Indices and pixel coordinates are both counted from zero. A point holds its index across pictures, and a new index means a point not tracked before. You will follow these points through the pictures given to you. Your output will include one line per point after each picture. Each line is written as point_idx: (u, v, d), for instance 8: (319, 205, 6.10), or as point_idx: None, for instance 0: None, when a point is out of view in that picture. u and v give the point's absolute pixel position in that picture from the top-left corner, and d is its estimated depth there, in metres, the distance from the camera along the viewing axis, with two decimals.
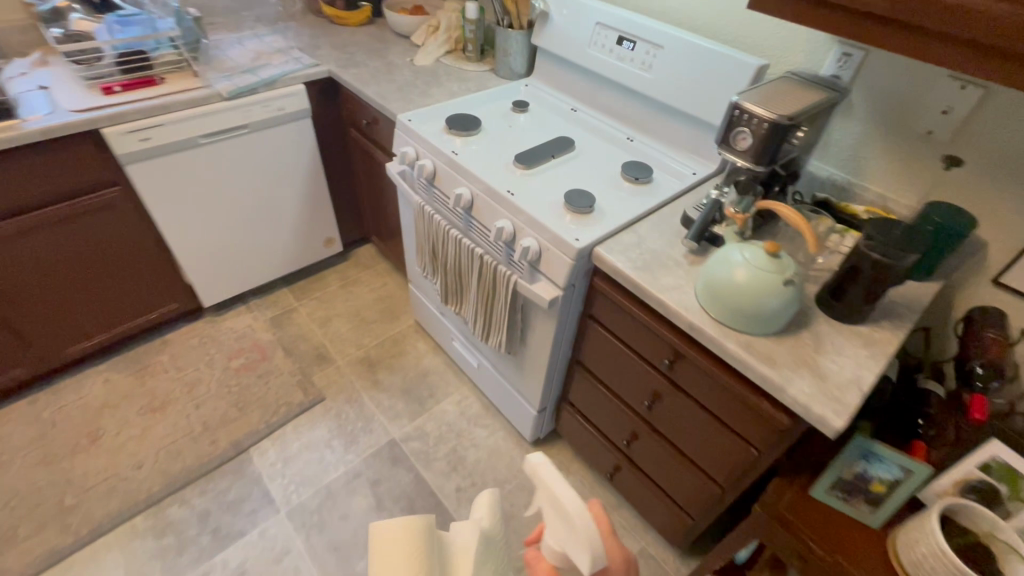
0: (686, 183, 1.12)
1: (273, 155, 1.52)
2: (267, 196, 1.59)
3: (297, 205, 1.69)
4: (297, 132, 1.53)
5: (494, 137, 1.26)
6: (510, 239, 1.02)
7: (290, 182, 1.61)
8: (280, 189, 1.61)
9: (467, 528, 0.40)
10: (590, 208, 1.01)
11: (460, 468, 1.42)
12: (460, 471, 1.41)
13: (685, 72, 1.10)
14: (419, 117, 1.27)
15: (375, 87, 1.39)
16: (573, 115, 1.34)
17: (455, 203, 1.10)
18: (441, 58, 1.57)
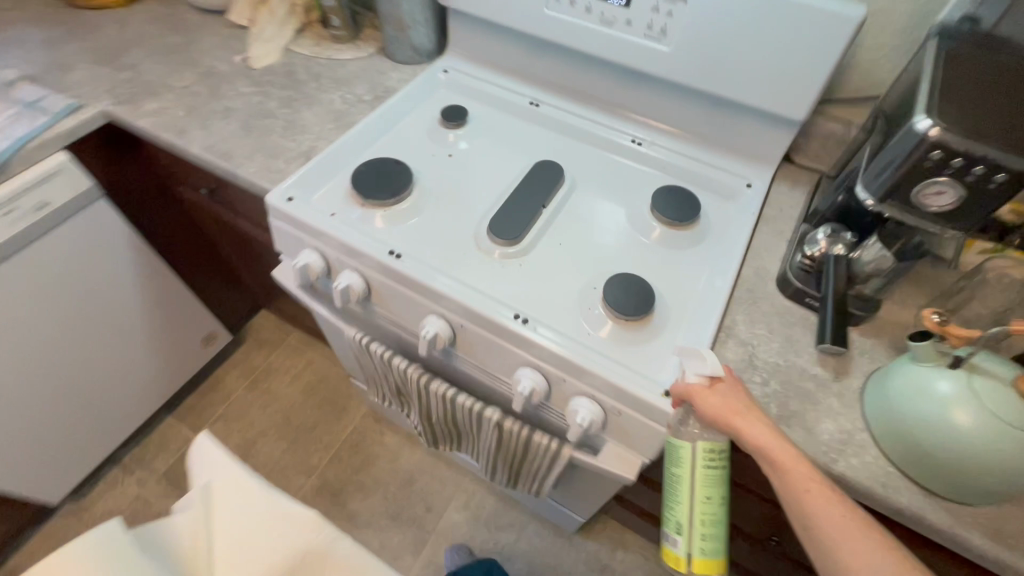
0: (749, 211, 0.76)
1: (68, 277, 0.93)
2: (83, 330, 1.00)
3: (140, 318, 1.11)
4: (91, 226, 0.92)
5: (439, 191, 0.79)
6: (543, 398, 0.63)
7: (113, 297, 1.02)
8: (103, 313, 1.02)
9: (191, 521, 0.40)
10: (650, 311, 0.64)
11: None
12: None
13: (728, 40, 0.69)
14: (306, 186, 0.75)
15: (202, 134, 0.81)
16: (537, 117, 0.88)
17: (426, 347, 0.66)
18: (292, 45, 0.98)
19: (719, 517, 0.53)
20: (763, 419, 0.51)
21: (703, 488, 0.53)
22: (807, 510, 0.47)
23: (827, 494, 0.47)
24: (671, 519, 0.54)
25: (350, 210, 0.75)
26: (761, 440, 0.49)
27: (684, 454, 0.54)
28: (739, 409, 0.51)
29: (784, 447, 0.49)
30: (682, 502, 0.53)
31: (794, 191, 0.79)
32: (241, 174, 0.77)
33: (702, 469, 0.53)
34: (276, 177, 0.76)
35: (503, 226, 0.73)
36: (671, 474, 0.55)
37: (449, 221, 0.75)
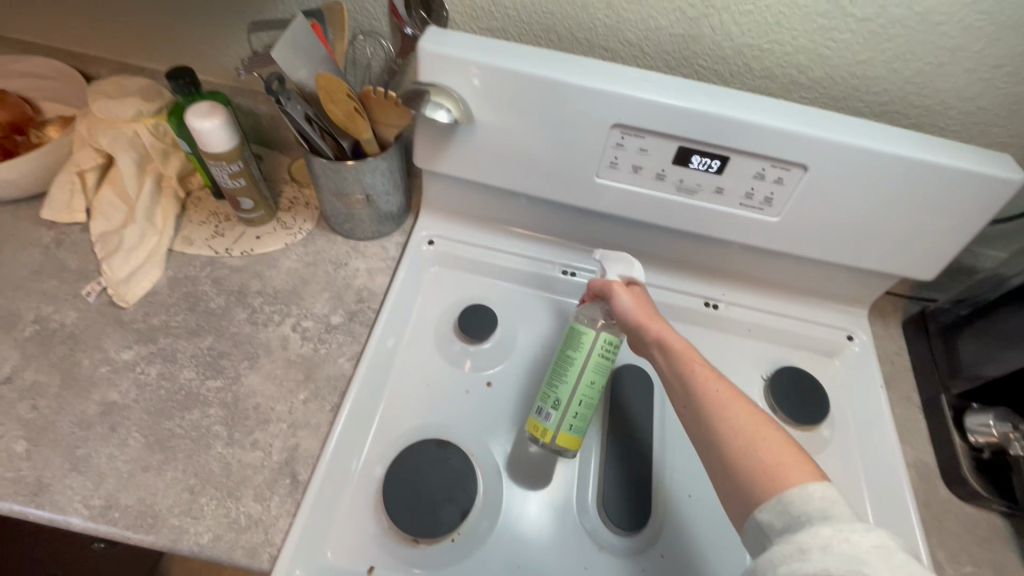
0: (871, 377, 0.63)
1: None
2: None
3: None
4: None
5: (509, 466, 0.54)
6: None
7: None
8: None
9: None
10: None
11: None
12: None
13: (854, 210, 0.53)
14: (310, 542, 0.47)
15: (83, 484, 0.47)
16: (580, 290, 0.67)
17: None
18: (177, 242, 0.63)
19: (594, 402, 0.52)
20: (662, 317, 0.51)
21: (591, 373, 0.51)
22: (688, 388, 0.44)
23: (711, 377, 0.44)
24: (551, 393, 0.52)
25: (395, 557, 0.48)
26: (653, 333, 0.49)
27: (586, 339, 0.52)
28: (646, 307, 0.52)
29: (676, 339, 0.48)
30: (568, 382, 0.51)
31: (890, 329, 0.69)
32: (186, 551, 0.45)
33: (597, 356, 0.52)
34: (256, 538, 0.46)
35: (627, 509, 0.51)
36: (566, 354, 0.53)
37: (541, 518, 0.52)
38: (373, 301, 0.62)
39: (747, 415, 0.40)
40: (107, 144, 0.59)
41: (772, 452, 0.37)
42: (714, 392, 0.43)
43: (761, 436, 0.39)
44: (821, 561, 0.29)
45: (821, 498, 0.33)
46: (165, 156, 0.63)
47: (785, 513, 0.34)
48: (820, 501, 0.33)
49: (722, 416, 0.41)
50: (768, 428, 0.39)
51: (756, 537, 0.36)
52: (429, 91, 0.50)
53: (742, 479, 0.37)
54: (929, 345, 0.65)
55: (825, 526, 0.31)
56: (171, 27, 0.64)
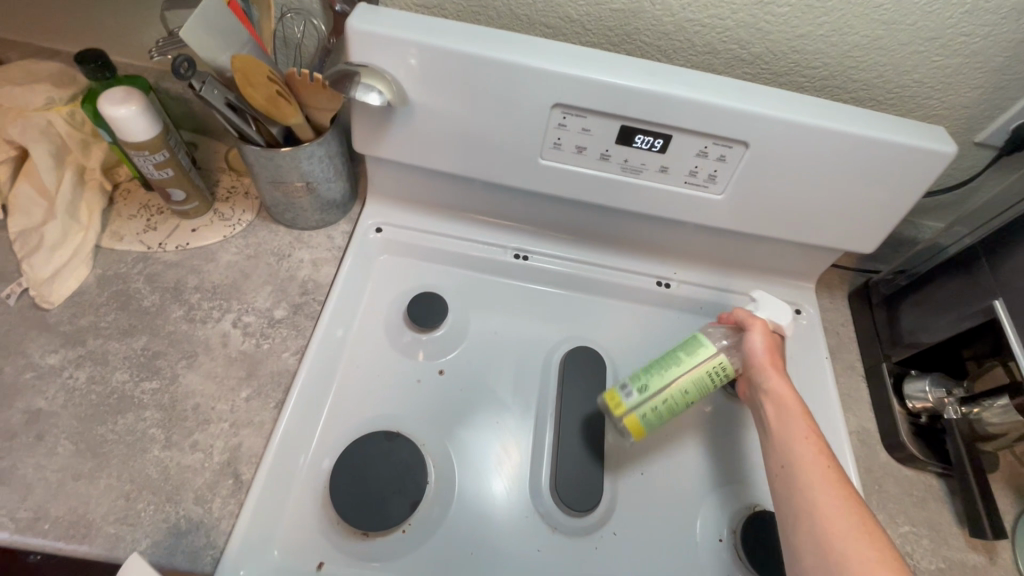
0: (816, 349, 0.65)
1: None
2: None
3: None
4: None
5: (464, 453, 0.54)
6: None
7: None
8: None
9: None
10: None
11: None
12: None
13: (794, 188, 0.54)
14: (256, 541, 0.46)
15: (8, 497, 0.45)
16: (534, 273, 0.66)
17: None
18: (105, 239, 0.59)
19: (674, 408, 0.52)
20: (787, 375, 0.51)
21: (691, 381, 0.51)
22: (795, 455, 0.45)
23: (822, 453, 0.45)
24: (645, 377, 0.52)
25: (346, 553, 0.47)
26: (774, 384, 0.51)
27: (704, 351, 0.52)
28: (775, 356, 0.53)
29: (797, 404, 0.49)
30: (665, 376, 0.51)
31: (836, 301, 0.71)
32: (123, 559, 0.44)
33: (706, 373, 0.51)
34: (197, 541, 0.45)
35: (580, 490, 0.52)
36: (677, 353, 0.52)
37: (496, 504, 0.52)
38: (318, 292, 0.60)
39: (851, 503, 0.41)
40: (18, 136, 0.55)
41: (867, 547, 0.38)
42: (824, 469, 0.43)
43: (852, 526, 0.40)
44: None
45: None
46: (86, 147, 0.59)
47: None
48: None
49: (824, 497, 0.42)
50: (868, 518, 0.40)
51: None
52: (360, 73, 0.47)
53: (818, 555, 0.39)
54: (872, 315, 0.67)
55: None
56: (83, 5, 0.60)
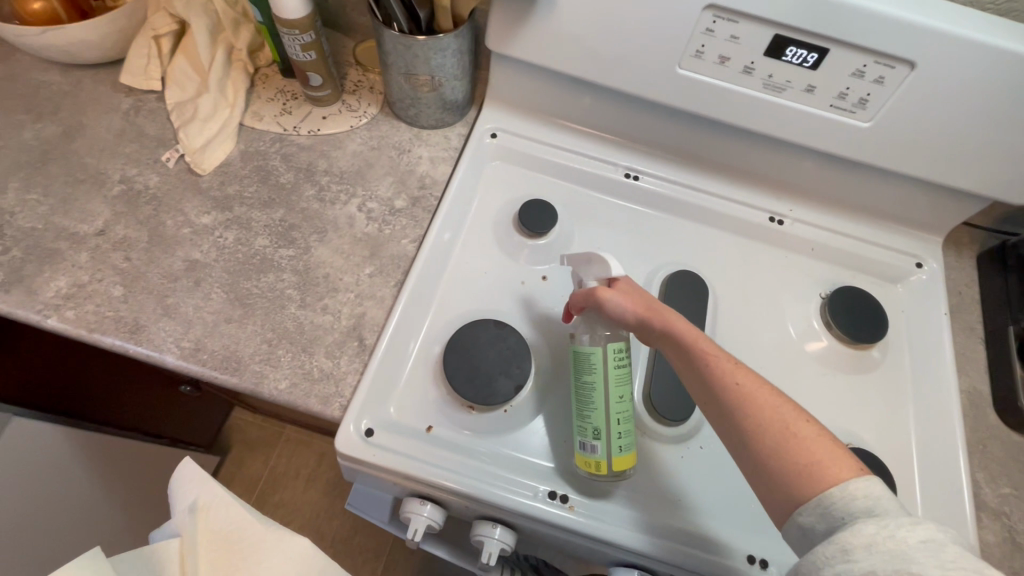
0: (934, 305, 0.62)
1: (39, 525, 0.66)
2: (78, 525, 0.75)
3: (116, 495, 0.83)
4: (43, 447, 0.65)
5: (560, 353, 0.57)
6: None
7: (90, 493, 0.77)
8: (82, 548, 0.76)
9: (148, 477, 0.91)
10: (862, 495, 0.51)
11: None
12: None
13: (951, 121, 0.50)
14: (377, 398, 0.51)
15: (174, 327, 0.51)
16: (642, 194, 0.66)
17: None
18: (247, 117, 0.64)
19: (630, 415, 0.49)
20: (670, 309, 0.48)
21: (617, 389, 0.48)
22: (712, 391, 0.42)
23: (737, 373, 0.41)
24: (586, 425, 0.48)
25: (453, 421, 0.51)
26: (665, 325, 0.46)
27: (596, 361, 0.48)
28: (642, 301, 0.49)
29: (690, 330, 0.46)
30: (598, 409, 0.48)
31: (962, 261, 0.66)
32: (267, 394, 0.50)
33: (614, 368, 0.48)
34: (328, 390, 0.50)
35: (672, 402, 0.53)
36: (581, 382, 0.49)
37: None
38: (435, 189, 0.62)
39: (785, 407, 0.39)
40: (181, 8, 0.61)
41: (808, 452, 0.36)
42: (742, 390, 0.40)
43: (797, 434, 0.37)
44: (871, 560, 0.30)
45: (865, 496, 0.33)
46: (237, 27, 0.64)
47: (826, 514, 0.34)
48: (865, 502, 0.33)
49: (756, 417, 0.39)
50: (789, 413, 0.38)
51: (798, 536, 0.35)
52: None
53: (774, 486, 0.37)
54: (1003, 278, 0.62)
55: (868, 523, 0.31)
56: None
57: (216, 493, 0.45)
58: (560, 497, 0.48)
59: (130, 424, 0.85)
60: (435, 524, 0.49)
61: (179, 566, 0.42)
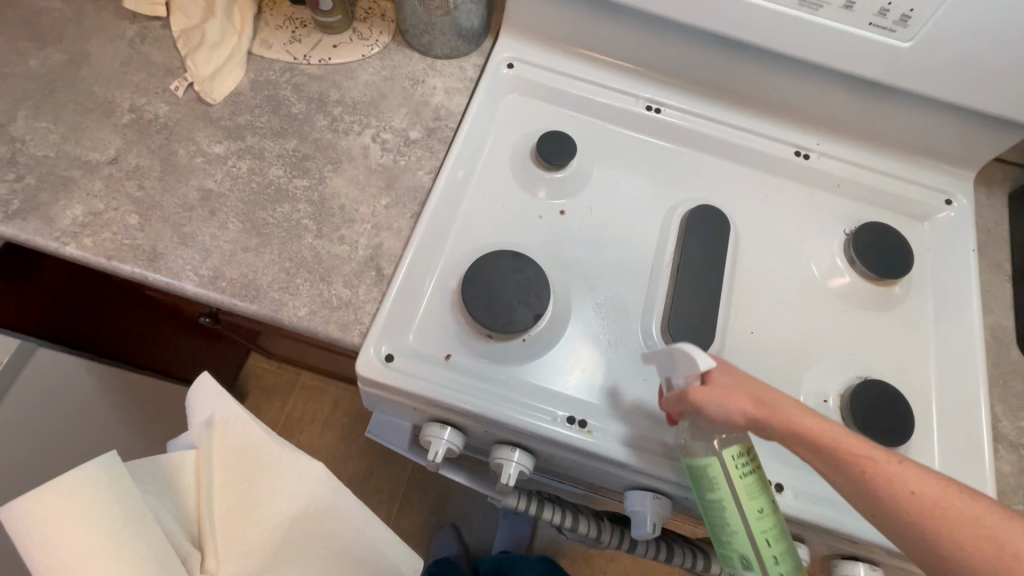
0: (963, 242, 0.60)
1: (65, 450, 0.70)
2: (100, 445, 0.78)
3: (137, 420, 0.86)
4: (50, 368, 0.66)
5: (579, 287, 0.56)
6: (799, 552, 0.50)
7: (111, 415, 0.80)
8: None
9: (167, 405, 0.94)
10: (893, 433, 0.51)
11: None
12: None
13: (1000, 39, 0.47)
14: (396, 326, 0.51)
15: (192, 255, 0.51)
16: (664, 128, 0.63)
17: (648, 529, 0.49)
18: (255, 46, 0.62)
19: (778, 525, 0.41)
20: (784, 400, 0.39)
21: (752, 503, 0.40)
22: (876, 502, 0.36)
23: (897, 469, 0.36)
24: (730, 553, 0.41)
25: (472, 350, 0.51)
26: (788, 426, 0.39)
27: (717, 476, 0.41)
28: (746, 396, 0.40)
29: (813, 423, 0.39)
30: (738, 531, 0.41)
31: (994, 198, 0.64)
32: (287, 320, 0.50)
33: (741, 479, 0.41)
34: (347, 317, 0.50)
35: (691, 334, 0.53)
36: (706, 502, 0.42)
37: (607, 333, 0.54)
38: (450, 120, 0.61)
39: (988, 510, 0.34)
40: None
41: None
42: (914, 497, 0.35)
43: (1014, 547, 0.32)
44: None
45: None
46: None
47: None
48: None
49: (946, 530, 0.34)
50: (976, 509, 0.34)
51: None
52: None
53: None
54: None
55: None
56: None
57: (234, 411, 0.46)
58: (579, 423, 0.49)
59: (146, 364, 0.87)
60: (452, 448, 0.50)
61: (195, 477, 0.43)
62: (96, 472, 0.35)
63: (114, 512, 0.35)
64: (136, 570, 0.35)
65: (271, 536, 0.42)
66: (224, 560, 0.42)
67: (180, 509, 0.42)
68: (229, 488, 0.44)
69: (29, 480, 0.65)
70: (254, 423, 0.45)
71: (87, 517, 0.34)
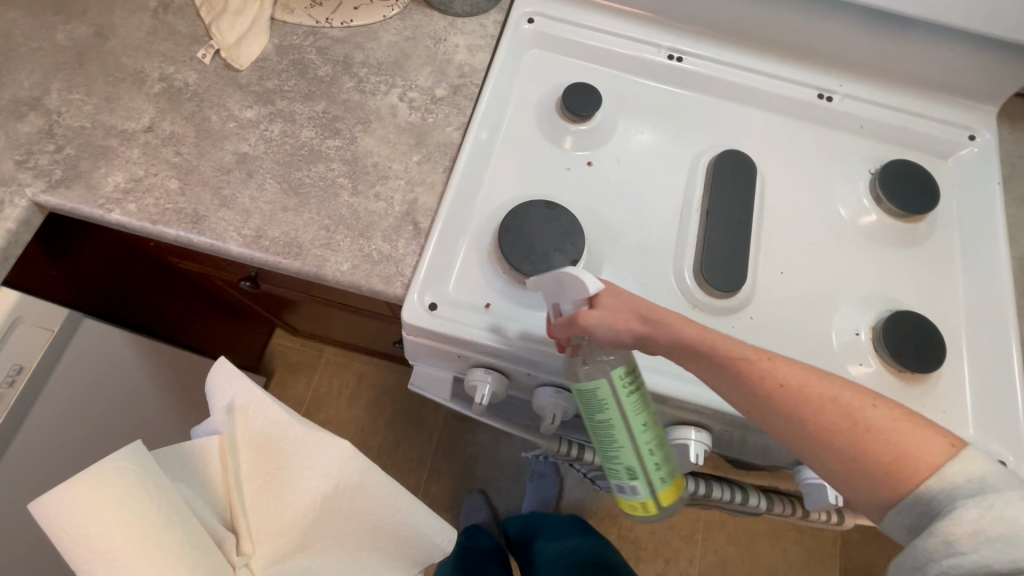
0: (988, 176, 0.61)
1: (112, 423, 0.73)
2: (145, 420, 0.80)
3: (176, 396, 0.88)
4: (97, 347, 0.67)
5: (610, 235, 0.57)
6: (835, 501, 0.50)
7: (153, 391, 0.82)
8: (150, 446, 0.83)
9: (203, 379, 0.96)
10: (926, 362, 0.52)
11: (643, 554, 1.12)
12: (645, 557, 1.12)
13: None
14: (436, 277, 0.52)
15: (233, 216, 0.52)
16: (685, 77, 0.64)
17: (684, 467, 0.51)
18: (278, 12, 0.62)
19: (658, 435, 0.43)
20: (665, 313, 0.41)
21: (636, 419, 0.42)
22: (758, 400, 0.39)
23: (777, 366, 0.39)
24: (619, 465, 0.43)
25: (511, 297, 0.52)
26: (672, 333, 0.41)
27: (603, 399, 0.41)
28: (631, 313, 0.41)
29: (694, 331, 0.41)
30: (625, 447, 0.42)
31: (1016, 132, 0.65)
32: (330, 275, 0.51)
33: (626, 399, 0.41)
34: (389, 270, 0.51)
35: (724, 274, 0.54)
36: (596, 423, 0.42)
37: (640, 277, 0.55)
38: (475, 77, 0.61)
39: (842, 390, 0.38)
40: None
41: (883, 437, 0.35)
42: (788, 389, 0.38)
43: (865, 419, 0.36)
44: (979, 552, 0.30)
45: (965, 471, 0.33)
46: None
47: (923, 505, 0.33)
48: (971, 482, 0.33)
49: (815, 417, 0.37)
50: (841, 395, 0.37)
51: (901, 536, 0.36)
52: None
53: (861, 478, 0.36)
54: None
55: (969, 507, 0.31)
56: None
57: (254, 395, 0.46)
58: None
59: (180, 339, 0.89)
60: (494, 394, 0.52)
61: (221, 463, 0.45)
62: (124, 466, 0.37)
63: (140, 498, 0.36)
64: (171, 556, 0.37)
65: (299, 517, 0.45)
66: (257, 542, 0.45)
67: (212, 496, 0.45)
68: (257, 475, 0.45)
69: (84, 453, 0.68)
70: (276, 409, 0.45)
71: (124, 503, 0.36)
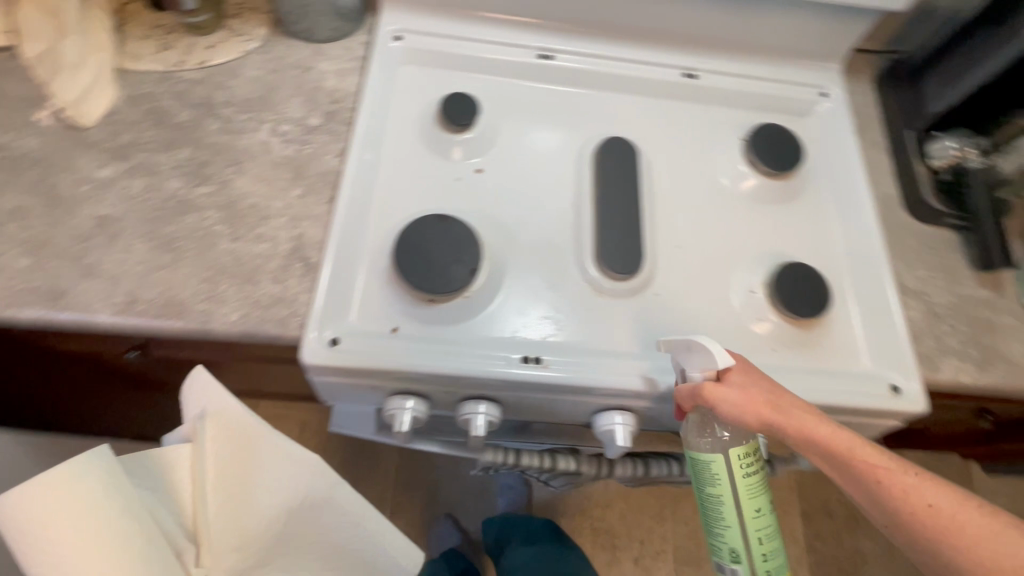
0: (842, 127, 0.66)
1: None
2: None
3: None
4: None
5: (510, 238, 0.57)
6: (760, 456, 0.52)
7: None
8: None
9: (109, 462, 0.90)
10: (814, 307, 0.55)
11: (619, 541, 1.12)
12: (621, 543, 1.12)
13: None
14: (335, 312, 0.50)
15: (100, 285, 0.48)
16: (559, 73, 0.65)
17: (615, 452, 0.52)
18: (124, 61, 0.58)
19: (772, 525, 0.44)
20: (802, 402, 0.42)
21: (751, 504, 0.43)
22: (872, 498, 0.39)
23: (899, 473, 0.38)
24: (723, 546, 0.44)
25: (417, 317, 0.51)
26: (801, 424, 0.41)
27: (718, 471, 0.43)
28: (760, 398, 0.42)
29: (827, 428, 0.41)
30: (732, 527, 0.43)
31: (861, 84, 0.71)
32: (218, 330, 0.48)
33: (743, 478, 0.43)
34: (282, 312, 0.49)
35: (622, 258, 0.55)
36: (706, 495, 0.44)
37: (544, 273, 0.56)
38: (348, 101, 0.60)
39: (1005, 528, 0.36)
40: None
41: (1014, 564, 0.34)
42: (904, 490, 0.38)
43: None
44: None
45: None
46: None
47: None
48: None
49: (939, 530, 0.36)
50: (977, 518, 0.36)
51: None
52: None
53: None
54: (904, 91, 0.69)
55: None
56: None
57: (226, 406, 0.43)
58: (534, 360, 0.50)
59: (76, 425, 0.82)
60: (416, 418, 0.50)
61: (189, 470, 0.42)
62: (88, 468, 0.35)
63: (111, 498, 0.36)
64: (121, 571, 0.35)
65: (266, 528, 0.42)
66: (218, 553, 0.41)
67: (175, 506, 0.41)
68: (226, 480, 0.42)
69: None
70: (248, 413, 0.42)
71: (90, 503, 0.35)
